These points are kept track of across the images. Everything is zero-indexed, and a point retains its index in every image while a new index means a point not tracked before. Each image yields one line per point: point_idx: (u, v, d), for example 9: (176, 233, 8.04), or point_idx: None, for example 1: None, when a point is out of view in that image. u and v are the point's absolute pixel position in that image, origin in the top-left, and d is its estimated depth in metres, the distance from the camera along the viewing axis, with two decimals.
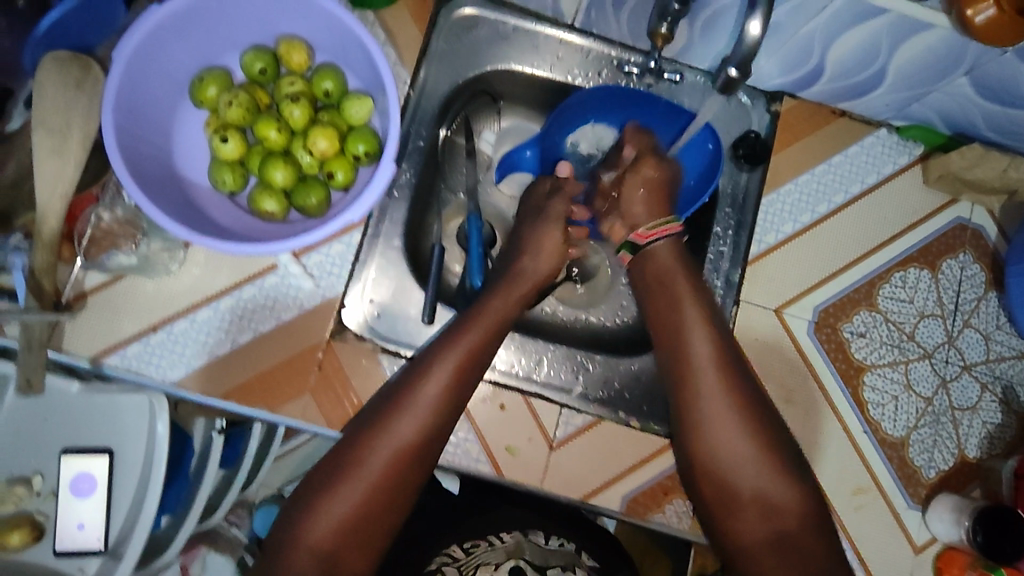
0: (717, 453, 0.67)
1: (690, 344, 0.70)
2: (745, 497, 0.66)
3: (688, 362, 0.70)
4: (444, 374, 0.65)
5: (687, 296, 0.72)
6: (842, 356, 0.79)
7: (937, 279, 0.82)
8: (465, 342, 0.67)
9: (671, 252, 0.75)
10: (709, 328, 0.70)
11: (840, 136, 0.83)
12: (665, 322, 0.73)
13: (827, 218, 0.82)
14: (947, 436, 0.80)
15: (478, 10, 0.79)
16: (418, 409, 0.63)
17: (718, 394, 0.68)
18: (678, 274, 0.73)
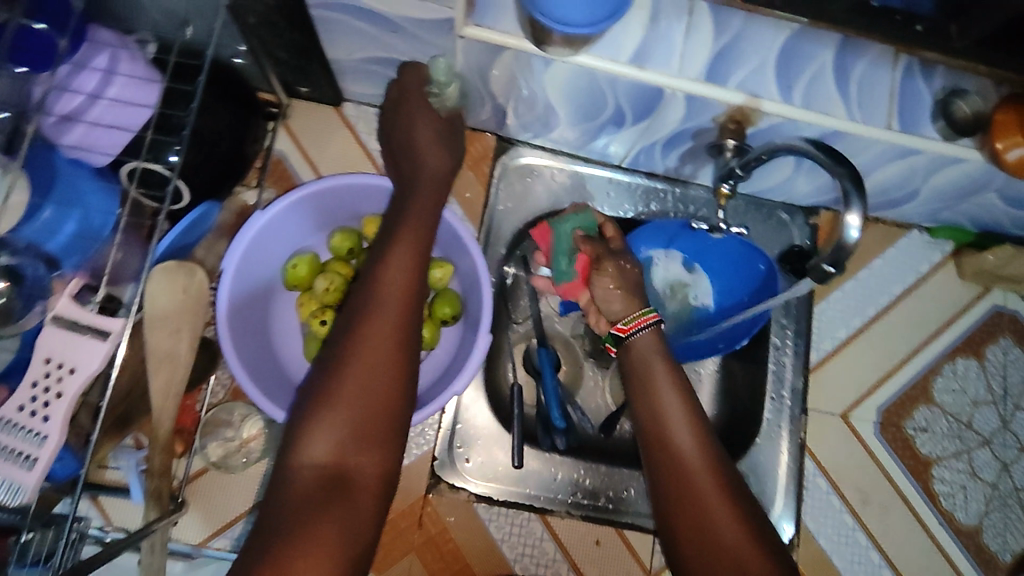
0: (701, 516, 0.58)
1: (670, 423, 0.63)
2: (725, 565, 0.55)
3: (671, 444, 0.62)
4: (370, 372, 0.53)
5: (665, 381, 0.66)
6: (910, 453, 0.83)
7: (985, 367, 0.87)
8: (392, 310, 0.56)
9: (654, 344, 0.68)
10: (689, 410, 0.64)
11: (877, 241, 0.89)
12: (642, 407, 0.65)
13: (875, 320, 0.87)
14: (1016, 518, 0.83)
15: (535, 158, 0.87)
16: (356, 374, 0.52)
17: (707, 471, 0.60)
18: (657, 362, 0.67)
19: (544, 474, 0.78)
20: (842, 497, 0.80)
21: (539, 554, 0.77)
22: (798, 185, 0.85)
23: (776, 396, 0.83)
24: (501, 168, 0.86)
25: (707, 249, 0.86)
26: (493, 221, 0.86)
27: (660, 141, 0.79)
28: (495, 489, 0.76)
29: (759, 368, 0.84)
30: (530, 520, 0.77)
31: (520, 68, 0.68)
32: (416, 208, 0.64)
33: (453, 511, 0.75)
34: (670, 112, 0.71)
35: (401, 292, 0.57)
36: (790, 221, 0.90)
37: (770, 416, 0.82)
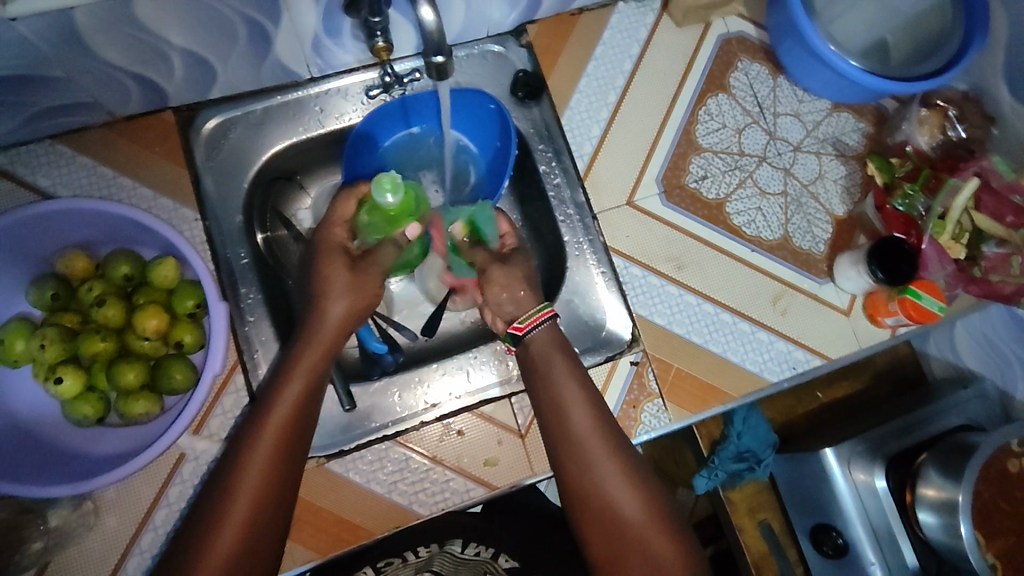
0: (603, 502, 0.64)
1: (570, 417, 0.66)
2: (623, 548, 0.63)
3: (567, 436, 0.66)
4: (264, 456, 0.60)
5: (561, 368, 0.69)
6: (700, 204, 0.85)
7: (734, 95, 0.89)
8: (275, 430, 0.61)
9: (553, 339, 0.70)
10: (588, 399, 0.68)
11: (589, 32, 0.88)
12: (543, 408, 0.68)
13: (619, 104, 0.86)
14: (815, 212, 0.87)
15: (222, 115, 0.79)
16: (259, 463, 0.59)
17: (606, 458, 0.65)
18: (557, 358, 0.69)
19: (385, 400, 0.76)
20: (659, 273, 0.82)
21: (411, 473, 0.73)
22: (488, 10, 0.80)
23: (562, 217, 0.84)
24: (194, 141, 0.78)
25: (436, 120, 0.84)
26: (219, 195, 0.78)
27: (319, 31, 0.72)
28: (340, 441, 0.73)
29: (543, 194, 0.85)
30: (387, 448, 0.73)
31: (107, 23, 0.61)
32: (315, 331, 0.67)
33: (309, 483, 0.71)
34: None
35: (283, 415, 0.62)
36: (505, 51, 0.87)
37: (569, 235, 0.84)
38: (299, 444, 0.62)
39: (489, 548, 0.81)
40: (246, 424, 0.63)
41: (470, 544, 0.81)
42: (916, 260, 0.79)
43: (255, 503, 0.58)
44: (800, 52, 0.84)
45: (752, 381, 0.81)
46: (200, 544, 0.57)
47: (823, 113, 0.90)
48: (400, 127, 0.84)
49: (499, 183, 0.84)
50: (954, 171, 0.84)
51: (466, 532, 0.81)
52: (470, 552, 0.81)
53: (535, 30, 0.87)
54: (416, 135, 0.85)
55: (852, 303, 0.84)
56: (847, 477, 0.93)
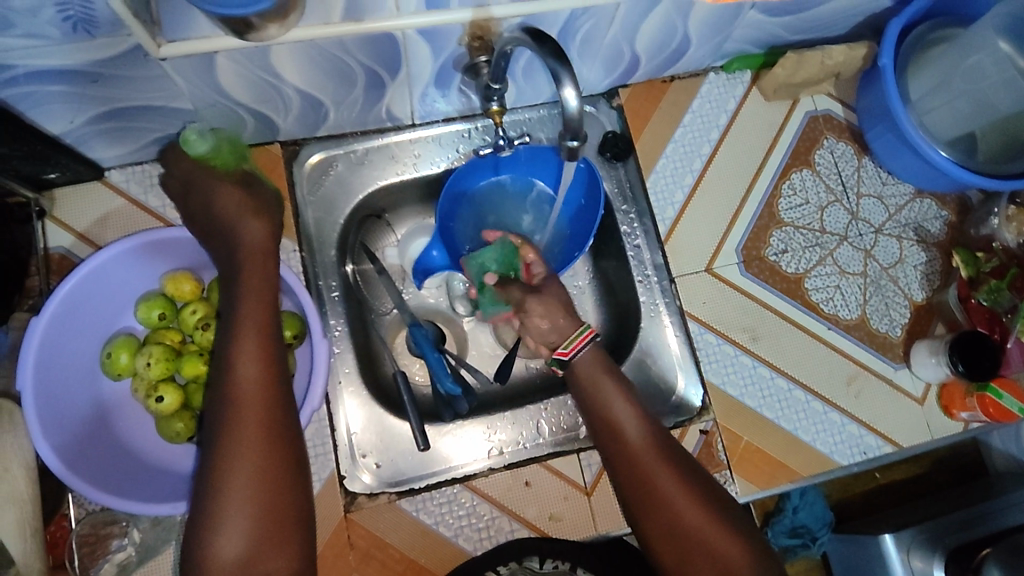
0: (664, 508, 0.64)
1: (624, 431, 0.68)
2: (690, 552, 0.62)
3: (628, 453, 0.67)
4: (251, 387, 0.57)
5: (609, 386, 0.70)
6: (779, 277, 0.85)
7: (818, 172, 0.90)
8: (250, 391, 0.57)
9: (596, 362, 0.72)
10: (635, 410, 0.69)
11: (679, 99, 0.90)
12: (599, 424, 0.70)
13: (704, 172, 0.88)
14: (894, 295, 0.86)
15: (325, 152, 0.83)
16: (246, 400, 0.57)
17: (661, 466, 0.65)
18: (603, 377, 0.71)
19: (453, 441, 0.77)
20: (734, 343, 0.83)
21: (477, 520, 0.73)
22: (587, 72, 0.83)
23: (641, 279, 0.85)
24: (297, 175, 0.81)
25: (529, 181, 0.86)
26: (315, 228, 0.81)
27: (431, 83, 0.76)
28: (411, 479, 0.75)
29: (623, 254, 0.87)
30: (456, 492, 0.74)
31: (244, 66, 0.65)
32: (245, 262, 0.64)
33: (379, 518, 0.72)
34: (415, 53, 0.69)
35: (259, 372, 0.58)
36: (596, 112, 0.90)
37: (648, 295, 0.85)
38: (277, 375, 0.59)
39: (566, 560, 0.72)
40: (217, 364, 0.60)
41: (547, 558, 0.72)
42: (996, 355, 0.79)
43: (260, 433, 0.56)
44: (891, 137, 0.85)
45: (822, 462, 0.80)
46: (219, 501, 0.53)
47: (906, 198, 0.91)
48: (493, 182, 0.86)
49: (578, 248, 0.85)
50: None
51: (543, 546, 0.73)
52: (549, 565, 0.72)
53: (628, 93, 0.90)
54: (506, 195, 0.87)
55: (926, 391, 0.84)
56: (904, 563, 0.91)
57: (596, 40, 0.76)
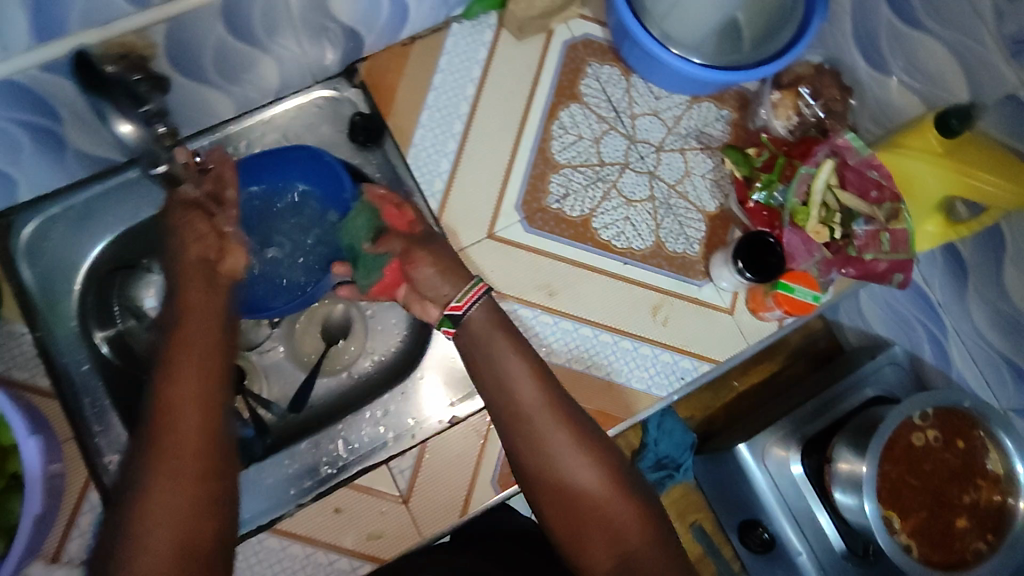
0: (551, 470, 0.60)
1: (512, 389, 0.62)
2: (588, 523, 0.59)
3: (512, 409, 0.62)
4: (192, 403, 0.53)
5: (498, 342, 0.64)
6: (565, 224, 0.82)
7: (587, 103, 0.85)
8: (191, 423, 0.53)
9: (486, 318, 0.66)
10: (526, 364, 0.64)
11: (425, 61, 0.83)
12: (485, 380, 0.64)
13: (467, 133, 0.82)
14: (685, 212, 0.83)
15: (35, 217, 0.74)
16: (189, 418, 0.53)
17: (554, 428, 0.61)
18: (492, 331, 0.65)
19: (252, 489, 0.72)
20: (531, 304, 0.79)
21: (292, 562, 0.69)
22: (304, 58, 0.76)
23: None
24: (7, 251, 0.72)
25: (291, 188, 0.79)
26: (46, 301, 0.73)
27: None
28: None
29: None
30: (262, 539, 0.69)
31: None
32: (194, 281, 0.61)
33: None
34: (63, 91, 0.61)
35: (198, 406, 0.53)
36: (338, 95, 0.82)
37: None
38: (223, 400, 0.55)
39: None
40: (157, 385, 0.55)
41: None
42: (780, 252, 0.76)
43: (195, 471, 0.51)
44: (642, 52, 0.81)
45: (641, 397, 0.78)
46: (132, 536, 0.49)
47: (682, 107, 0.87)
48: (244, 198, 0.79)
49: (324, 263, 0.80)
50: (807, 156, 0.81)
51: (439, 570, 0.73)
52: None
53: (367, 67, 0.82)
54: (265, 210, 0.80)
55: (734, 300, 0.82)
56: (760, 464, 0.91)
57: (282, 24, 0.68)
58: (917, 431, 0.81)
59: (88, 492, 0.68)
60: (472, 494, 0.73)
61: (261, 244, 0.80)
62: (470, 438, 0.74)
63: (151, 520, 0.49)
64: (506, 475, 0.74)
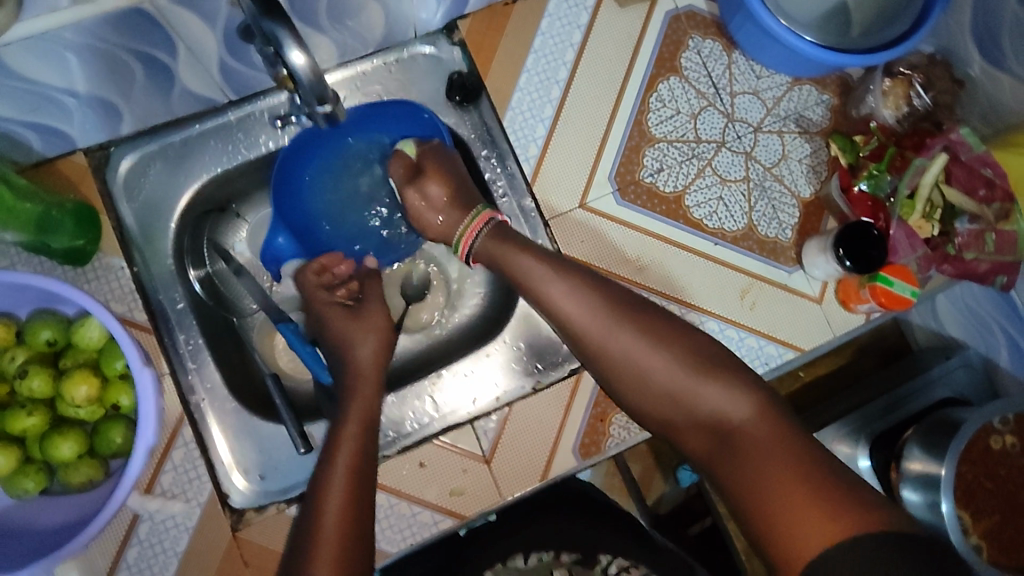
0: (627, 369, 0.65)
1: (561, 306, 0.67)
2: (675, 411, 0.63)
3: (565, 322, 0.67)
4: (343, 467, 0.60)
5: (534, 265, 0.68)
6: (658, 199, 0.80)
7: (686, 77, 0.84)
8: (343, 480, 0.59)
9: (494, 238, 0.71)
10: (566, 274, 0.67)
11: (526, 22, 0.82)
12: (536, 303, 0.69)
13: (564, 100, 0.81)
14: (780, 196, 0.82)
15: (136, 154, 0.74)
16: (339, 482, 0.59)
17: (614, 332, 0.65)
18: (521, 253, 0.69)
19: None
20: (620, 278, 0.78)
21: (374, 511, 0.71)
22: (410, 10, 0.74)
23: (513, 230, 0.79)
24: (109, 186, 0.73)
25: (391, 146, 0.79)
26: (143, 234, 0.74)
27: (223, 56, 0.67)
28: (287, 486, 0.72)
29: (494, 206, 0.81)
30: None
31: None
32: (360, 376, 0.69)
33: (271, 532, 0.70)
34: (180, 23, 0.60)
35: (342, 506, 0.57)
36: (436, 51, 0.81)
37: None
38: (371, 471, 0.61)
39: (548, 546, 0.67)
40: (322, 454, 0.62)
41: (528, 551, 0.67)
42: (882, 242, 0.75)
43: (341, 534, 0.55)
44: (752, 28, 0.79)
45: None
46: None
47: (784, 88, 0.85)
48: (350, 151, 0.79)
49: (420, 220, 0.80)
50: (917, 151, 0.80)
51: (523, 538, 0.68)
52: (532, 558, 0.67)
53: (468, 25, 0.81)
54: (367, 165, 0.80)
55: (824, 290, 0.80)
56: None
57: None
58: (996, 435, 0.80)
59: (182, 426, 0.70)
60: (554, 460, 0.74)
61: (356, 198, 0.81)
62: (554, 405, 0.75)
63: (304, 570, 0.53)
64: (587, 445, 0.74)
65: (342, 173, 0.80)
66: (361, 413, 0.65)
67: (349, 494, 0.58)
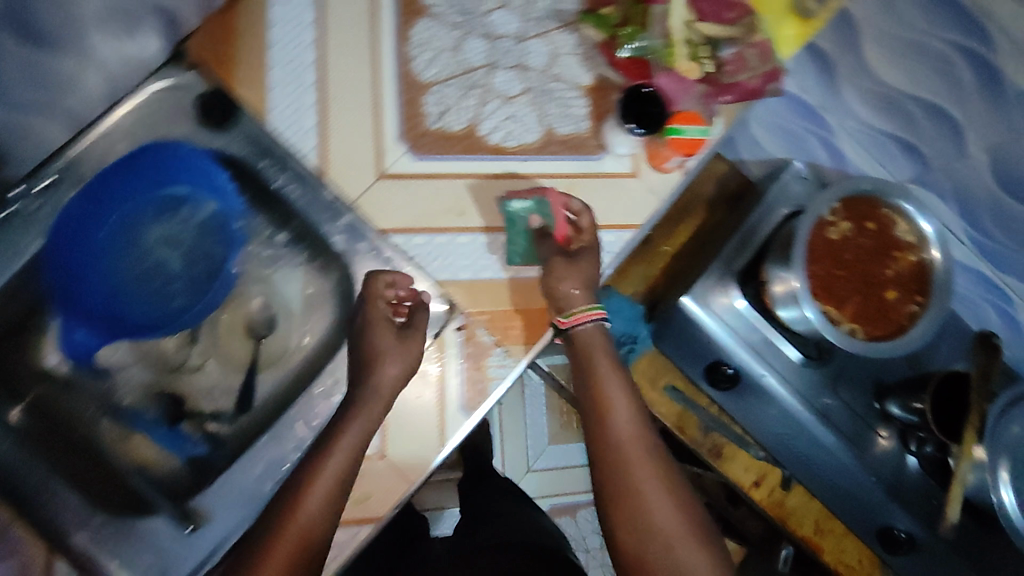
0: (634, 501, 0.69)
1: (613, 429, 0.72)
2: (641, 542, 0.67)
3: (611, 449, 0.72)
4: (309, 501, 0.66)
5: (621, 405, 0.74)
6: (451, 141, 0.79)
7: (435, 15, 0.81)
8: (297, 523, 0.65)
9: (595, 332, 0.77)
10: (636, 420, 0.74)
11: (252, 21, 0.77)
12: (591, 429, 0.74)
13: (323, 81, 0.78)
14: (563, 94, 0.83)
15: None
16: (290, 531, 0.64)
17: (648, 474, 0.70)
18: (613, 382, 0.75)
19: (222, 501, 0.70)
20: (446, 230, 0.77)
21: None
22: None
23: (327, 226, 0.77)
24: None
25: (173, 194, 0.76)
26: None
27: None
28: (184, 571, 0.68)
29: (297, 211, 0.77)
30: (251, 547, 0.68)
31: None
32: (363, 393, 0.71)
33: None
34: None
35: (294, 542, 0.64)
36: (174, 83, 0.74)
37: (340, 239, 0.77)
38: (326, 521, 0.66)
39: None
40: (294, 475, 0.68)
41: None
42: (659, 102, 0.77)
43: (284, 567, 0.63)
44: None
45: None
46: None
47: None
48: (130, 219, 0.76)
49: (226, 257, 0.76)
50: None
51: None
52: None
53: (196, 44, 0.76)
54: (153, 230, 0.77)
55: (635, 161, 0.82)
56: (709, 311, 0.96)
57: None
58: (830, 226, 0.86)
59: (55, 565, 0.66)
60: (445, 425, 0.74)
61: (152, 261, 0.77)
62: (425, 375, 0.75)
63: None
64: (473, 396, 0.75)
65: (130, 244, 0.76)
66: (342, 449, 0.68)
67: (301, 544, 0.64)
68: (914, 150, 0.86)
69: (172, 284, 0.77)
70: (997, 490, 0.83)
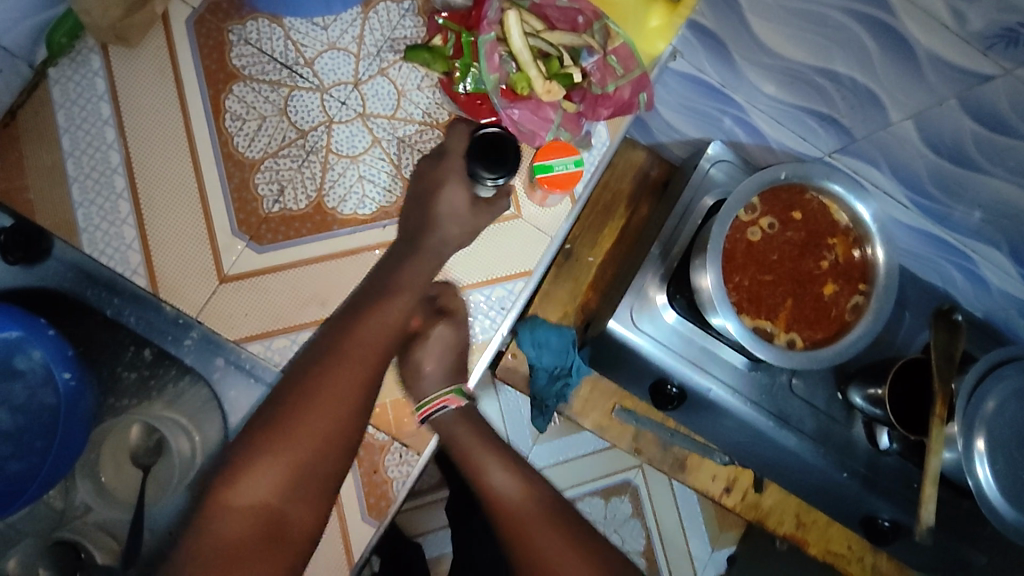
0: (546, 569, 0.62)
1: (494, 490, 0.67)
2: None
3: (506, 513, 0.66)
4: (329, 406, 0.61)
5: (495, 465, 0.69)
6: (297, 222, 0.70)
7: (250, 77, 0.70)
8: (323, 418, 0.61)
9: (454, 416, 0.71)
10: (517, 474, 0.69)
11: (38, 133, 0.68)
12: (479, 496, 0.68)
13: (135, 184, 0.68)
14: (417, 137, 0.73)
15: None
16: (312, 409, 0.61)
17: (543, 529, 0.64)
18: (477, 448, 0.70)
19: None
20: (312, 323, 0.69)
21: None
22: None
23: (174, 347, 0.69)
24: None
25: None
26: None
27: None
28: None
29: (140, 336, 0.70)
30: None
31: None
32: (361, 339, 0.65)
33: None
34: None
35: (279, 476, 0.59)
36: None
37: (195, 358, 0.69)
38: (347, 436, 0.62)
39: None
40: (314, 357, 0.64)
41: None
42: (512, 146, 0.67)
43: (290, 478, 0.59)
44: None
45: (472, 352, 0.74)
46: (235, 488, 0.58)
47: (359, 23, 0.72)
48: None
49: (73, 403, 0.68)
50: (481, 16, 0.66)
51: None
52: None
53: None
54: None
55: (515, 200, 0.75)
56: (639, 330, 0.86)
57: None
58: (751, 226, 0.76)
59: None
60: (352, 543, 0.70)
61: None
62: None
63: (231, 502, 0.57)
64: (376, 504, 0.71)
65: None
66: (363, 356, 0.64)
67: (329, 428, 0.61)
68: (835, 123, 0.75)
69: (9, 447, 0.70)
70: (972, 469, 0.73)
